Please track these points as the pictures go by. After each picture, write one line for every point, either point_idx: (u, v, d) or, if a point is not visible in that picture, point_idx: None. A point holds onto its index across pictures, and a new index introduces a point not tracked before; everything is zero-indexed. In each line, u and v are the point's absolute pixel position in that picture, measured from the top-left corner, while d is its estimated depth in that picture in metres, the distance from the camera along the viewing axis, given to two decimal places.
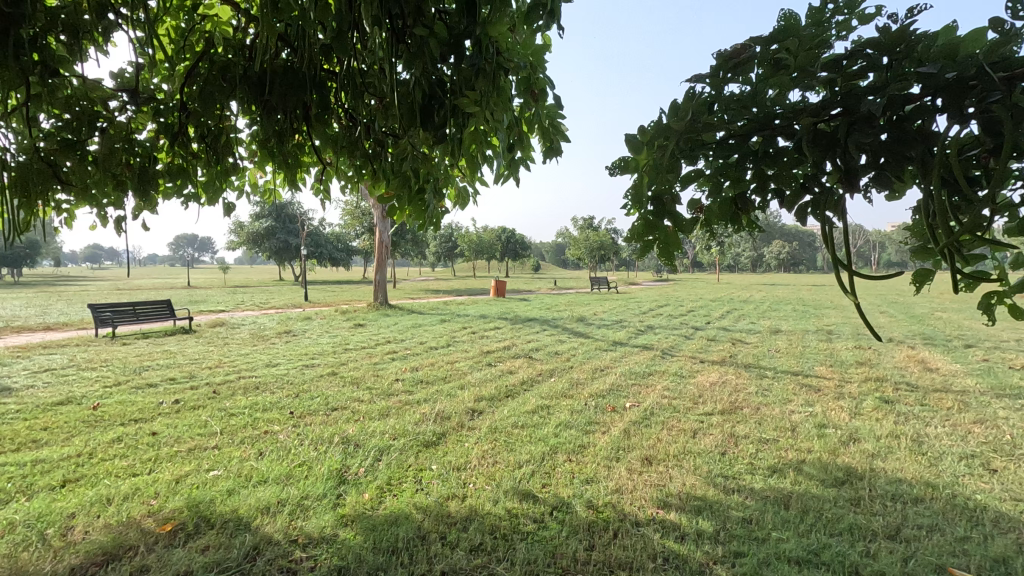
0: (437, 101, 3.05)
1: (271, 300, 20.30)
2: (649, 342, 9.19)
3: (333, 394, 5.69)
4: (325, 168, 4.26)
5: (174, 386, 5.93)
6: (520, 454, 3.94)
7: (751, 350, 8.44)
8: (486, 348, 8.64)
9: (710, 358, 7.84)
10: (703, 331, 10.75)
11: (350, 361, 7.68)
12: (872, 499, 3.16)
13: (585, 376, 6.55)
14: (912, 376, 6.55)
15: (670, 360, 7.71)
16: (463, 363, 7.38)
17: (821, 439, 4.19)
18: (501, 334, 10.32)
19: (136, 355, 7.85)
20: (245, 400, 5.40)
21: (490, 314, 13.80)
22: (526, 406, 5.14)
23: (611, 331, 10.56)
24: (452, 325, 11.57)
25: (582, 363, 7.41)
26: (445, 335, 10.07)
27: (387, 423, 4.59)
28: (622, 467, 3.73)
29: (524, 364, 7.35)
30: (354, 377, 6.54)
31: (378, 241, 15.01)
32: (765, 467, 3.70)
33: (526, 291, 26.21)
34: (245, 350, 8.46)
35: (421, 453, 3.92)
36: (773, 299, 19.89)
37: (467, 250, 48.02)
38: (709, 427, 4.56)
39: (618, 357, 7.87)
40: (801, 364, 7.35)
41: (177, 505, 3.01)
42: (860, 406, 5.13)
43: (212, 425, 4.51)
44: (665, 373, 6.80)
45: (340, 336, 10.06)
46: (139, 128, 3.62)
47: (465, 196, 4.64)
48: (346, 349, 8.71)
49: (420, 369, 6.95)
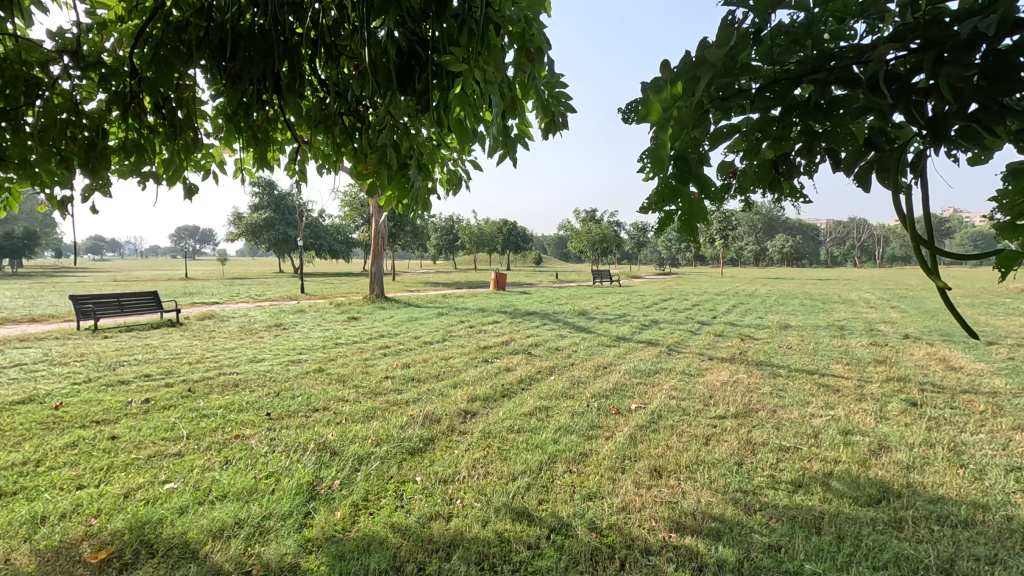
0: (417, 61, 2.66)
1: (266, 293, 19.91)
2: (655, 338, 8.79)
3: (317, 393, 5.31)
4: (301, 146, 3.85)
5: (147, 384, 5.55)
6: (514, 464, 3.55)
7: (762, 347, 8.03)
8: (482, 343, 8.25)
9: (719, 355, 7.44)
10: (710, 326, 10.34)
11: (340, 357, 7.30)
12: (916, 522, 2.76)
13: (588, 375, 6.16)
14: (936, 376, 6.14)
15: (677, 356, 7.31)
16: (458, 359, 6.98)
17: (848, 448, 3.80)
18: (499, 328, 9.91)
19: (115, 349, 7.49)
20: (220, 400, 5.01)
21: (488, 307, 13.39)
22: (522, 408, 4.76)
23: (614, 325, 10.14)
24: (449, 319, 11.16)
25: (584, 360, 7.00)
26: (441, 329, 9.68)
27: (370, 426, 4.21)
28: (628, 480, 3.34)
29: (522, 360, 6.97)
30: (342, 374, 6.16)
31: (375, 231, 14.57)
32: (788, 480, 3.32)
33: (527, 285, 25.81)
34: (231, 344, 8.08)
35: (405, 462, 3.53)
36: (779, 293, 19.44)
37: (467, 242, 47.53)
38: (722, 433, 4.17)
39: (622, 354, 7.47)
40: (816, 362, 6.94)
41: (119, 526, 2.62)
42: (885, 410, 4.73)
43: (180, 429, 4.13)
44: (672, 371, 6.40)
45: (332, 330, 9.66)
46: (88, 98, 3.21)
47: (457, 177, 4.29)
48: (337, 343, 8.32)
49: (413, 366, 6.57)
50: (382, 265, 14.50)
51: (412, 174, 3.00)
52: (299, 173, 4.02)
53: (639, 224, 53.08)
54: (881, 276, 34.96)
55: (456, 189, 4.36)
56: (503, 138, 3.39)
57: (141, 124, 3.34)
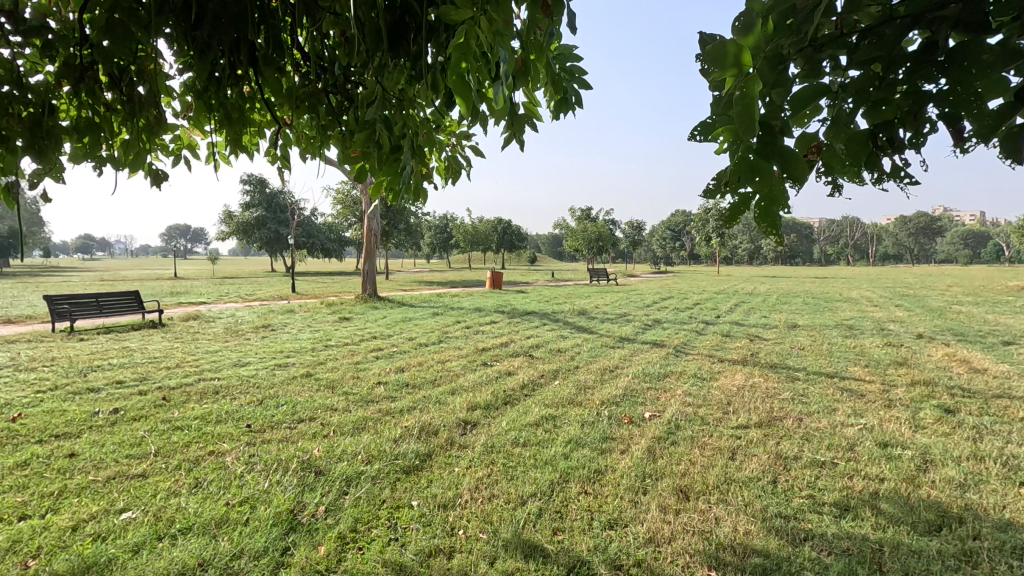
0: (412, 17, 2.27)
1: (256, 292, 19.39)
2: (660, 339, 8.41)
3: (303, 401, 4.90)
4: (283, 129, 3.44)
5: (119, 392, 5.11)
6: (523, 484, 3.16)
7: (773, 348, 7.68)
8: (480, 345, 7.86)
9: (729, 357, 7.09)
10: (715, 326, 9.99)
11: (330, 360, 6.89)
12: (991, 556, 2.40)
13: (594, 379, 5.78)
14: (963, 379, 5.79)
15: (686, 358, 6.94)
16: (456, 363, 6.59)
17: (892, 463, 3.44)
18: (497, 329, 9.50)
19: (88, 353, 7.02)
20: (197, 410, 4.59)
21: (485, 307, 12.98)
22: (527, 417, 4.37)
23: (616, 326, 9.77)
24: (444, 319, 10.75)
25: (589, 363, 6.62)
26: (436, 330, 9.27)
27: (361, 440, 3.80)
28: (652, 502, 2.96)
29: (523, 364, 6.57)
30: (331, 380, 5.75)
31: (367, 229, 14.12)
32: (831, 502, 2.95)
33: (523, 283, 25.39)
34: (214, 347, 7.63)
35: (400, 483, 3.14)
36: (780, 291, 19.16)
37: (461, 241, 47.02)
38: (749, 445, 3.81)
39: (628, 356, 7.10)
40: (833, 364, 6.59)
41: (59, 570, 2.21)
42: (919, 418, 4.38)
43: (148, 445, 3.71)
44: (683, 375, 6.03)
45: (322, 331, 9.24)
46: (32, 70, 2.80)
47: (456, 166, 3.93)
48: (327, 345, 7.91)
49: (408, 370, 6.17)
50: (374, 264, 14.06)
51: (405, 156, 2.62)
52: (280, 160, 3.61)
53: (634, 223, 52.74)
54: (879, 275, 34.75)
55: (455, 179, 4.00)
56: (510, 118, 3.03)
57: (95, 100, 2.92)
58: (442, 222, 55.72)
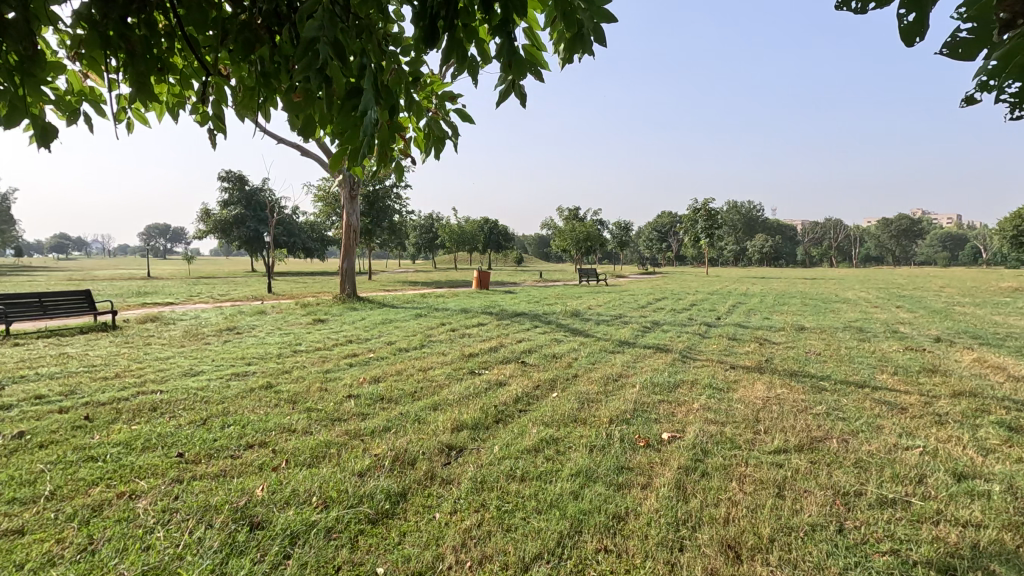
0: None
1: (229, 293, 18.37)
2: (663, 344, 7.73)
3: (256, 419, 4.12)
4: (215, 78, 2.68)
5: (34, 410, 4.27)
6: (524, 538, 2.44)
7: (786, 352, 7.04)
8: (467, 350, 7.12)
9: (742, 363, 6.43)
10: (718, 328, 9.37)
11: (297, 368, 6.08)
12: None
13: (598, 390, 5.07)
14: (1006, 388, 5.21)
15: (696, 366, 6.25)
16: (440, 371, 5.83)
17: (979, 501, 2.78)
18: (486, 331, 8.75)
19: (17, 360, 6.12)
20: (124, 432, 3.79)
21: (471, 308, 12.21)
22: (525, 440, 3.66)
23: (613, 329, 9.06)
24: (428, 321, 9.96)
25: (589, 370, 5.92)
26: (419, 334, 8.49)
27: (318, 474, 3.05)
28: (696, 564, 2.25)
29: (516, 372, 5.83)
30: (296, 392, 4.95)
31: (346, 225, 13.23)
32: (926, 562, 2.28)
33: (511, 284, 24.63)
34: (166, 353, 6.77)
35: (363, 540, 2.39)
36: (774, 292, 18.66)
37: (447, 241, 46.13)
38: (796, 476, 3.13)
39: (632, 363, 6.40)
40: (857, 371, 5.97)
41: None
42: (981, 438, 3.75)
43: (43, 483, 2.91)
44: (696, 386, 5.34)
45: (293, 334, 8.39)
46: None
47: (438, 133, 3.24)
48: (297, 350, 7.10)
49: (385, 381, 5.41)
50: (354, 262, 13.21)
51: (366, 97, 1.89)
52: (214, 121, 2.84)
53: (622, 222, 52.23)
54: (868, 276, 34.60)
55: (438, 148, 3.31)
56: (511, 61, 2.34)
57: None
58: (427, 221, 54.74)
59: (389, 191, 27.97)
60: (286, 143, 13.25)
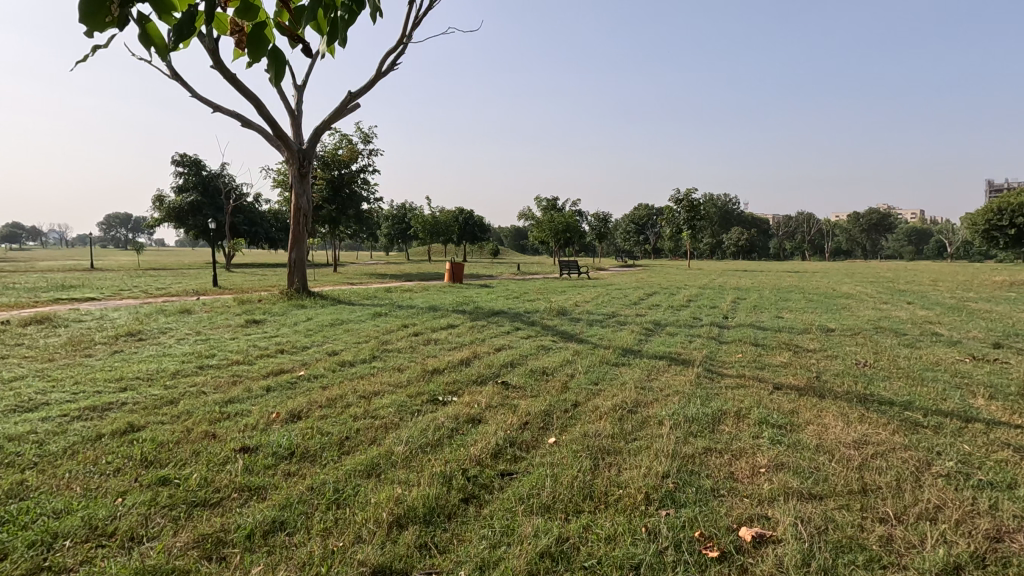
0: None
1: (168, 287, 16.17)
2: (677, 354, 6.20)
3: (60, 508, 2.44)
4: None
5: None
6: None
7: (833, 365, 5.60)
8: (431, 364, 5.50)
9: (787, 382, 4.96)
10: (732, 330, 7.92)
11: (190, 394, 4.36)
12: None
13: (613, 434, 3.52)
14: None
15: (732, 389, 4.73)
16: (390, 403, 4.19)
17: None
18: (456, 336, 7.09)
19: None
20: None
21: (441, 305, 10.53)
22: (515, 560, 2.08)
23: (611, 332, 7.52)
24: (387, 322, 8.27)
25: (594, 397, 4.38)
26: (373, 339, 6.81)
27: None
28: None
29: (495, 401, 4.24)
30: (160, 445, 3.25)
31: (295, 207, 11.34)
32: None
33: (486, 277, 22.93)
34: (16, 371, 4.94)
35: None
36: (769, 287, 17.37)
37: (420, 231, 44.10)
38: None
39: (647, 384, 4.85)
40: (941, 392, 4.56)
41: None
42: None
43: None
44: (747, 423, 3.82)
45: (212, 341, 6.60)
46: None
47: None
48: (205, 364, 5.34)
49: (306, 421, 3.73)
50: (304, 251, 11.41)
51: None
52: None
53: (600, 212, 50.78)
54: (852, 269, 33.85)
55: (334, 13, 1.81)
56: None
57: None
58: (400, 212, 52.54)
59: (355, 176, 25.95)
60: (223, 111, 11.26)
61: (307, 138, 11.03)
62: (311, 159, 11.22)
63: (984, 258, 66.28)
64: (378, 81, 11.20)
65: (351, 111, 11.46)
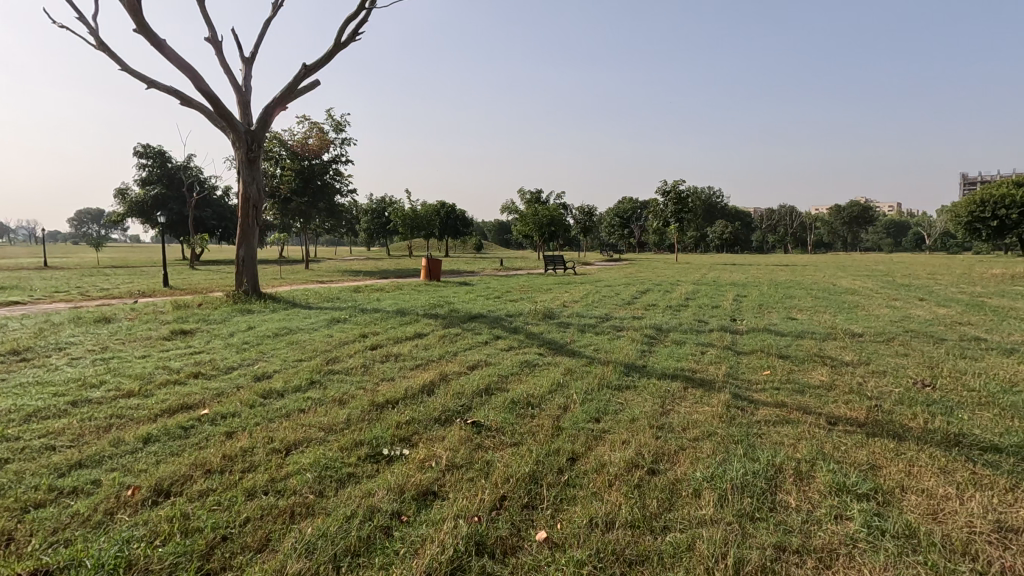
0: None
1: (112, 288, 14.58)
2: (692, 372, 5.05)
3: None
4: None
5: None
6: None
7: (888, 387, 4.49)
8: (383, 393, 4.24)
9: (843, 415, 3.81)
10: (747, 337, 6.80)
11: (27, 453, 3.06)
12: None
13: (635, 523, 2.32)
14: None
15: (777, 428, 3.57)
16: (310, 463, 2.94)
17: None
18: (422, 350, 5.85)
19: None
20: None
21: (412, 308, 9.28)
22: None
23: (608, 342, 6.33)
24: (343, 332, 6.99)
25: (597, 447, 3.18)
26: (318, 356, 5.52)
27: None
28: None
29: (461, 456, 3.03)
30: None
31: (242, 197, 9.96)
32: None
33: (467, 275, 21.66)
34: None
35: None
36: (766, 283, 16.34)
37: (400, 227, 42.60)
38: None
39: (665, 422, 3.66)
40: None
41: None
42: None
43: None
44: (820, 492, 2.66)
45: (113, 361, 5.26)
46: None
47: None
48: (81, 400, 4.02)
49: (172, 505, 2.47)
50: (254, 247, 10.06)
51: None
52: None
53: (586, 206, 49.71)
54: (842, 264, 33.19)
55: None
56: None
57: None
58: (380, 207, 50.90)
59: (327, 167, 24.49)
60: (158, 87, 9.80)
61: (256, 118, 9.65)
62: (261, 142, 9.84)
63: (964, 251, 66.70)
64: (337, 53, 9.86)
65: (307, 88, 10.11)
